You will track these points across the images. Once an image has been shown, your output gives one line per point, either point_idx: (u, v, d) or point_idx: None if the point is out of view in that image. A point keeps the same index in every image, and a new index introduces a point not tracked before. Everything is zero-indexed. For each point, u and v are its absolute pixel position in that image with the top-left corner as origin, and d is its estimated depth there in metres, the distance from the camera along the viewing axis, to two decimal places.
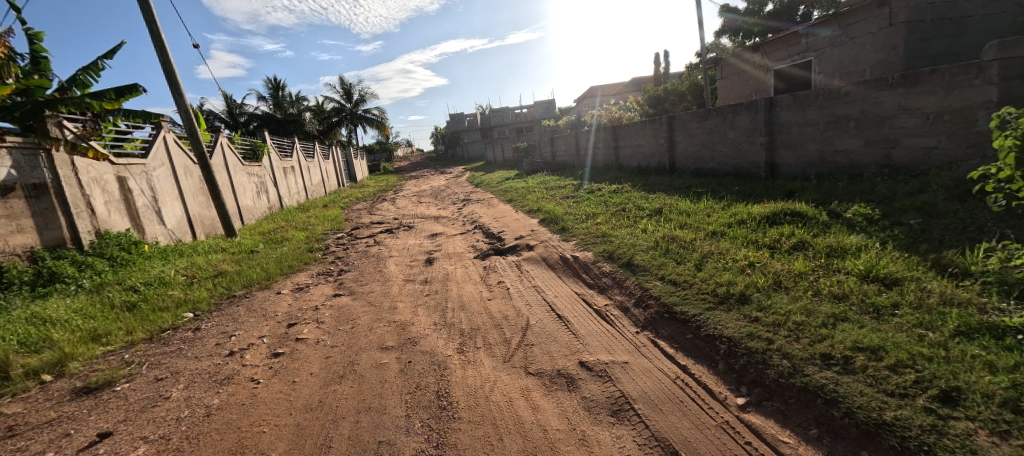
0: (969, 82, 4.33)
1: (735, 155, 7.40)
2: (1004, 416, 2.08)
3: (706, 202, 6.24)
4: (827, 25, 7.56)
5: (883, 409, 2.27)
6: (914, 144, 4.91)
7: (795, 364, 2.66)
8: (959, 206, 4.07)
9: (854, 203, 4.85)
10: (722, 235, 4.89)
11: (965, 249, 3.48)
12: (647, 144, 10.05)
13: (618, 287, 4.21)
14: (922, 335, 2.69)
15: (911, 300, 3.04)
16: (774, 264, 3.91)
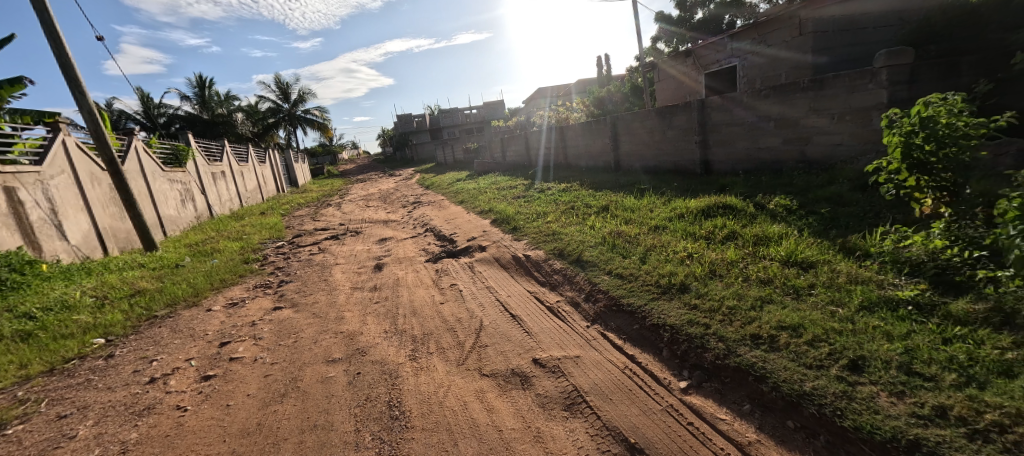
0: (865, 86, 4.87)
1: (674, 153, 7.85)
2: (900, 378, 2.39)
3: (648, 198, 6.58)
4: (748, 34, 8.21)
5: (804, 380, 2.53)
6: (824, 141, 5.45)
7: (729, 346, 2.92)
8: (861, 196, 4.58)
9: (776, 196, 5.32)
10: (664, 229, 5.20)
11: (866, 233, 3.93)
12: (593, 144, 10.43)
13: (569, 283, 4.38)
14: (834, 311, 3.04)
15: (824, 281, 3.41)
16: (709, 254, 4.23)
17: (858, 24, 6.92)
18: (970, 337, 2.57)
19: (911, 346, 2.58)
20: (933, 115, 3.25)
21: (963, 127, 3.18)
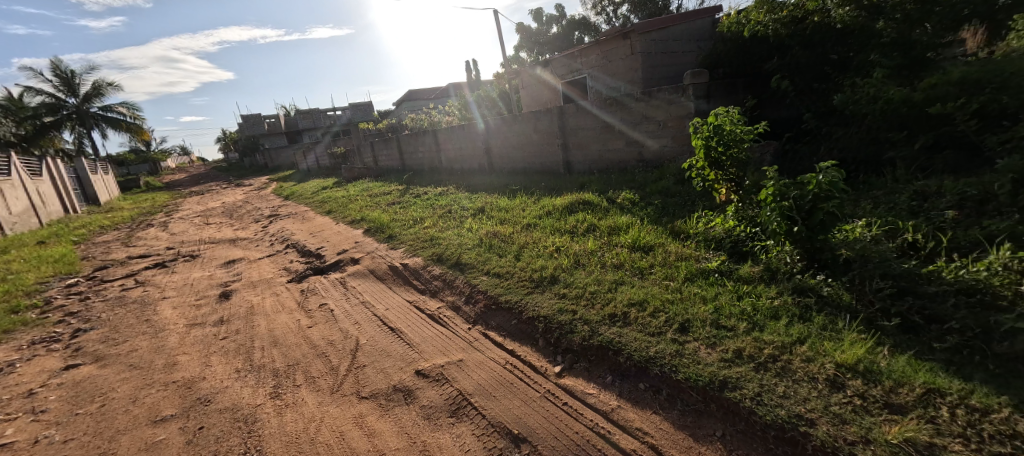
0: (679, 100, 5.95)
1: (541, 155, 8.54)
2: (715, 334, 2.98)
3: (520, 198, 7.08)
4: (591, 51, 9.32)
5: (650, 347, 3.01)
6: (655, 144, 6.49)
7: (593, 327, 3.32)
8: (683, 189, 5.60)
9: (623, 191, 6.18)
10: (534, 226, 5.69)
11: (687, 218, 4.83)
12: (467, 149, 10.75)
13: (449, 288, 4.54)
14: (667, 284, 3.69)
15: (659, 260, 4.11)
16: (574, 246, 4.78)
17: (671, 48, 8.37)
18: (753, 292, 3.33)
19: (719, 305, 3.26)
20: (723, 124, 4.17)
21: (742, 133, 4.13)
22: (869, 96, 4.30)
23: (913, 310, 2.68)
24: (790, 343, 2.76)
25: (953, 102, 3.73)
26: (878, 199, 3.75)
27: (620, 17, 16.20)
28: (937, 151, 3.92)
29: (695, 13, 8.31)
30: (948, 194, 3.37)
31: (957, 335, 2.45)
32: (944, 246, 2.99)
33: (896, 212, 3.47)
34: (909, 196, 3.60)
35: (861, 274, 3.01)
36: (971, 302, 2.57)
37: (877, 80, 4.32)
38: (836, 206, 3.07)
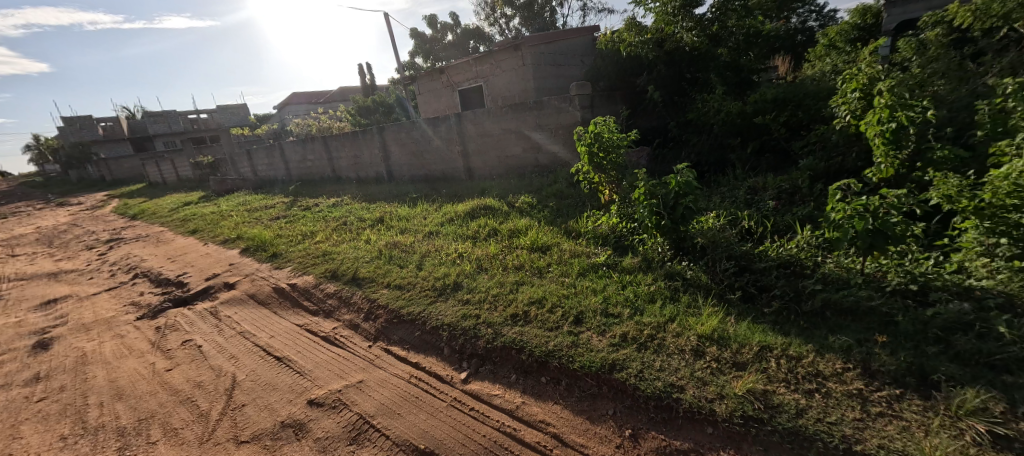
0: (567, 109, 6.46)
1: (440, 163, 8.62)
2: (604, 322, 3.19)
3: (422, 205, 7.09)
4: (485, 60, 9.62)
5: (548, 341, 3.12)
6: (548, 150, 6.95)
7: (496, 329, 3.39)
8: (574, 191, 6.07)
9: (521, 195, 6.50)
10: (437, 234, 5.74)
11: (579, 218, 5.26)
12: (363, 157, 10.40)
13: (346, 306, 4.32)
14: (563, 280, 3.90)
15: (555, 259, 4.37)
16: (476, 251, 4.92)
17: (557, 61, 9.01)
18: (635, 281, 3.66)
19: (607, 295, 3.51)
20: (601, 133, 4.64)
21: (619, 141, 4.64)
22: (714, 108, 5.12)
23: (750, 283, 3.18)
24: (664, 322, 3.06)
25: (770, 115, 4.71)
26: (724, 194, 4.45)
27: (510, 29, 16.78)
28: (763, 154, 4.89)
29: (578, 31, 9.03)
30: (771, 188, 4.15)
31: (779, 300, 2.92)
32: (768, 230, 3.63)
33: (736, 203, 4.20)
34: (745, 191, 4.34)
35: (712, 258, 3.47)
36: (786, 273, 3.12)
37: (719, 96, 5.18)
38: (691, 201, 3.58)
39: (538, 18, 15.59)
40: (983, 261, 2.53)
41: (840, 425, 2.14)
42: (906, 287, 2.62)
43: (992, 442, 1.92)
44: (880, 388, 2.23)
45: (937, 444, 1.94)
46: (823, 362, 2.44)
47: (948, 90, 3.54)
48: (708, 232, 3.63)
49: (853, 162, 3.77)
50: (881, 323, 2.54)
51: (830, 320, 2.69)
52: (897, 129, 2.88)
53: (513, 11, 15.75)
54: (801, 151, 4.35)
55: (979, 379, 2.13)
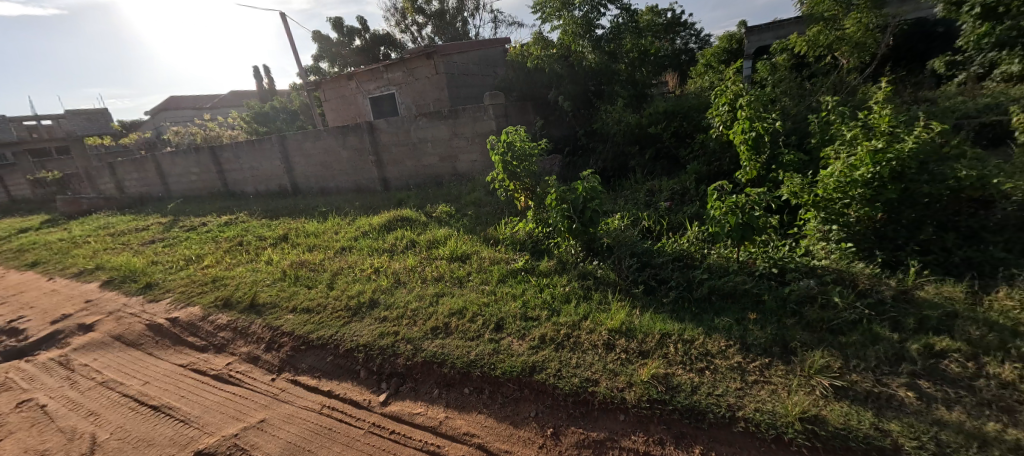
0: (482, 117, 6.62)
1: (351, 174, 8.35)
2: (524, 327, 3.12)
3: (332, 220, 6.74)
4: (396, 67, 9.51)
5: (470, 351, 2.99)
6: (466, 159, 7.05)
7: (416, 344, 3.17)
8: (492, 199, 6.22)
9: (439, 204, 6.51)
10: (350, 249, 5.50)
11: (497, 225, 5.36)
12: (265, 169, 9.59)
13: (242, 337, 3.77)
14: (483, 288, 3.81)
15: (476, 268, 4.29)
16: (393, 265, 4.70)
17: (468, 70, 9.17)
18: (552, 283, 3.64)
19: (526, 299, 3.46)
20: (513, 142, 4.72)
21: (531, 150, 4.77)
22: (615, 119, 5.63)
23: (651, 277, 3.37)
24: (579, 320, 3.07)
25: (661, 124, 5.28)
26: (627, 197, 4.85)
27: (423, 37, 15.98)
28: (657, 160, 5.40)
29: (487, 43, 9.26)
30: (665, 190, 4.63)
31: (675, 291, 3.11)
32: (664, 228, 4.01)
33: (637, 204, 4.61)
34: (644, 193, 4.78)
35: (618, 256, 3.66)
36: (680, 265, 3.38)
37: (619, 109, 5.70)
38: (597, 204, 3.80)
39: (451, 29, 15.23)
40: (823, 244, 2.97)
41: (725, 396, 2.27)
42: (771, 270, 2.95)
43: (837, 393, 2.14)
44: (755, 360, 2.42)
45: (798, 403, 2.11)
46: (711, 342, 2.61)
47: (792, 104, 4.20)
48: (615, 234, 3.97)
49: (730, 163, 4.50)
50: (751, 302, 2.83)
51: (714, 303, 2.94)
52: (755, 138, 3.37)
53: (425, 19, 15.11)
54: (688, 157, 4.94)
55: (824, 342, 2.41)
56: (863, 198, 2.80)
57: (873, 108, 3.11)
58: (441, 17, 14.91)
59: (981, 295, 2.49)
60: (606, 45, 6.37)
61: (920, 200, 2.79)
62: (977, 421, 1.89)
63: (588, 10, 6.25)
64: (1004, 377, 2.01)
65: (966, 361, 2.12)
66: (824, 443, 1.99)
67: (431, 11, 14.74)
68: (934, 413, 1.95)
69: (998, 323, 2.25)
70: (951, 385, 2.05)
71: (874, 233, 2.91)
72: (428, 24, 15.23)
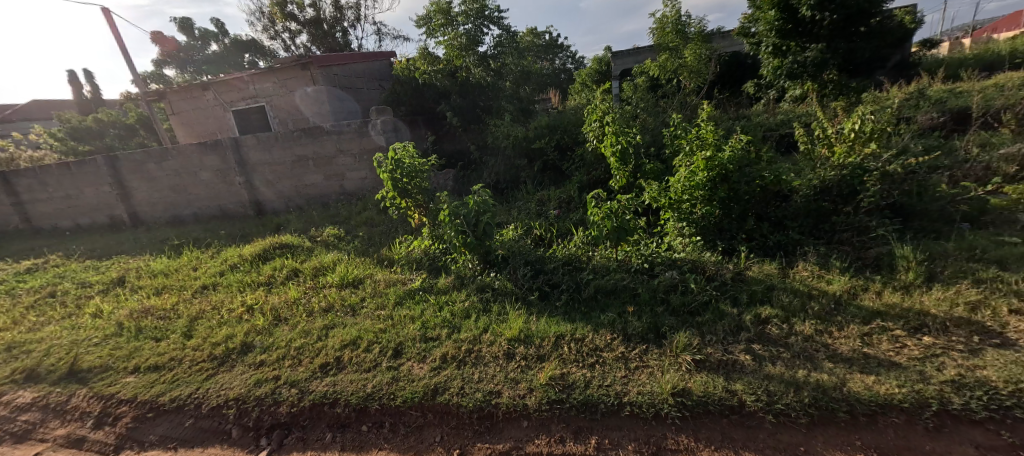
0: (370, 134, 6.42)
1: (212, 197, 7.10)
2: (424, 351, 2.90)
3: (189, 254, 5.57)
4: (266, 77, 7.86)
5: (366, 383, 2.68)
6: (354, 177, 6.71)
7: (301, 387, 2.75)
8: (385, 218, 6.04)
9: (326, 227, 6.07)
10: (213, 287, 4.54)
11: (392, 245, 4.90)
12: (84, 200, 7.58)
13: (62, 416, 2.88)
14: (379, 314, 3.46)
15: (370, 293, 3.86)
16: (271, 299, 4.00)
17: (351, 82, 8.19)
18: (450, 300, 3.51)
19: (425, 321, 3.24)
20: (402, 158, 4.22)
21: (420, 166, 4.33)
22: (504, 134, 5.92)
23: (544, 282, 3.47)
24: (478, 334, 2.99)
25: (545, 138, 5.75)
26: (520, 208, 5.11)
27: (298, 47, 14.33)
28: (545, 171, 5.80)
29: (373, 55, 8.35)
30: (553, 200, 5.01)
31: (566, 294, 3.27)
32: (553, 235, 4.27)
33: (529, 214, 4.88)
34: (536, 204, 5.07)
35: (514, 264, 3.71)
36: (569, 268, 3.55)
37: (507, 124, 6.05)
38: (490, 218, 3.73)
39: (329, 39, 14.10)
40: (680, 238, 3.45)
41: (613, 385, 2.36)
42: (643, 265, 3.32)
43: (698, 366, 2.38)
44: (635, 348, 2.61)
45: (670, 381, 2.29)
46: (598, 337, 2.75)
47: (650, 120, 4.87)
48: (509, 244, 3.98)
49: (605, 173, 4.98)
50: (629, 296, 3.12)
51: (600, 300, 3.16)
52: (621, 150, 3.81)
53: (299, 26, 13.84)
54: (571, 168, 5.39)
55: (686, 323, 2.74)
56: (704, 197, 3.34)
57: (704, 122, 3.70)
58: (317, 25, 13.79)
59: (789, 269, 3.10)
60: (489, 62, 7.03)
61: (744, 197, 3.39)
62: (792, 370, 2.24)
63: (472, 28, 6.76)
64: (806, 331, 2.48)
65: (782, 324, 2.58)
66: (693, 413, 2.16)
67: (305, 18, 13.56)
68: (764, 369, 2.27)
69: (800, 289, 2.83)
70: (774, 345, 2.44)
71: (716, 226, 3.46)
72: (303, 32, 13.96)
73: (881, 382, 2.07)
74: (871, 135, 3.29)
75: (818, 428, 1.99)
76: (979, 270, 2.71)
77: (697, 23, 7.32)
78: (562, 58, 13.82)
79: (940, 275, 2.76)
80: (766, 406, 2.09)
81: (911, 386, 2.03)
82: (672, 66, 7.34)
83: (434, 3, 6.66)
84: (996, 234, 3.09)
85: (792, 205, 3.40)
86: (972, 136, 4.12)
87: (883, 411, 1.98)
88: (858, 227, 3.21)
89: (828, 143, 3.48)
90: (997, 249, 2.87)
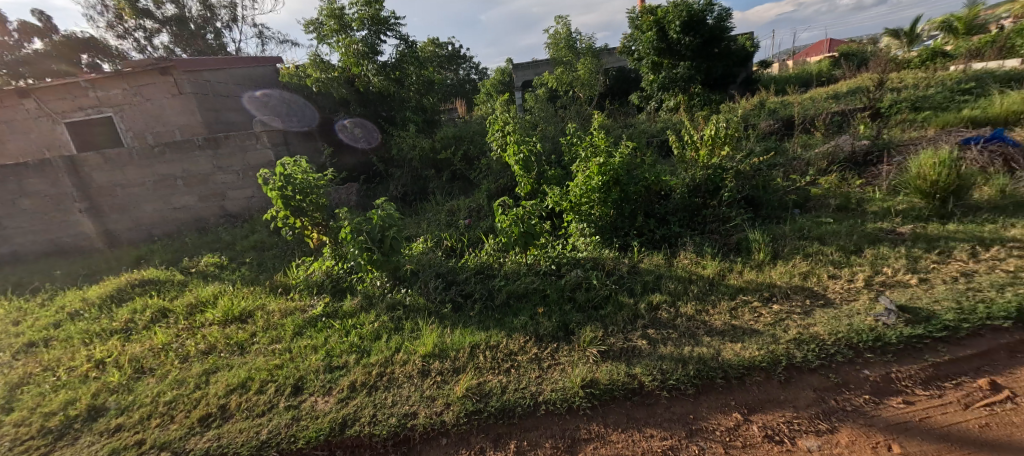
0: (255, 146, 5.76)
1: (45, 230, 5.51)
2: (327, 380, 2.67)
3: (8, 303, 4.18)
4: (112, 82, 6.42)
5: (260, 429, 2.39)
6: (237, 196, 5.84)
7: (175, 448, 2.34)
8: (278, 239, 5.12)
9: (202, 256, 4.85)
10: (47, 343, 3.45)
11: (287, 269, 4.25)
12: None
13: None
14: (274, 348, 3.06)
15: (262, 325, 3.35)
16: (130, 349, 3.21)
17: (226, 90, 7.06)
18: (359, 323, 3.25)
19: (329, 348, 2.97)
20: (292, 173, 3.66)
21: (314, 180, 3.81)
22: (410, 144, 5.99)
23: (457, 294, 3.44)
24: (390, 355, 2.83)
25: (450, 148, 5.97)
26: (430, 219, 5.10)
27: (156, 47, 12.57)
28: (454, 181, 5.93)
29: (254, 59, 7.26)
30: (463, 209, 5.07)
31: (479, 303, 3.28)
32: (465, 245, 4.29)
33: (439, 225, 4.89)
34: (446, 214, 5.11)
35: (424, 278, 3.59)
36: (481, 277, 3.60)
37: (412, 135, 6.08)
38: (397, 231, 3.55)
39: (197, 40, 12.73)
40: (582, 238, 3.71)
41: (528, 387, 2.44)
42: (550, 267, 3.50)
43: (603, 357, 2.59)
44: (547, 347, 2.74)
45: (580, 374, 2.45)
46: (512, 342, 2.82)
47: (550, 129, 5.19)
48: (418, 259, 3.86)
49: (509, 180, 5.24)
50: (539, 298, 3.26)
51: (512, 305, 3.24)
52: (524, 159, 3.99)
53: (155, 25, 12.10)
54: (479, 176, 5.59)
55: (591, 318, 2.96)
56: (600, 200, 3.67)
57: (595, 130, 4.06)
58: (181, 24, 12.28)
59: (673, 259, 3.49)
60: (391, 71, 6.66)
61: (633, 197, 3.80)
62: (679, 348, 2.56)
63: (368, 35, 6.49)
64: (688, 312, 2.85)
65: (670, 308, 2.92)
66: (602, 400, 2.32)
67: (164, 15, 11.94)
68: (658, 350, 2.56)
69: (682, 275, 3.23)
70: (664, 327, 2.75)
71: (612, 224, 3.78)
72: (162, 30, 12.27)
73: (745, 347, 2.46)
74: (724, 140, 3.90)
75: (703, 396, 2.27)
76: (807, 246, 3.31)
77: (585, 41, 8.88)
78: (466, 69, 14.23)
79: (782, 253, 3.32)
80: (661, 384, 2.35)
81: (767, 347, 2.43)
82: (568, 79, 8.14)
83: (325, 7, 6.31)
84: (817, 216, 3.81)
85: (672, 203, 3.86)
86: (796, 138, 5.05)
87: (749, 372, 2.33)
88: (723, 218, 3.76)
89: (695, 148, 4.05)
90: (818, 229, 3.55)
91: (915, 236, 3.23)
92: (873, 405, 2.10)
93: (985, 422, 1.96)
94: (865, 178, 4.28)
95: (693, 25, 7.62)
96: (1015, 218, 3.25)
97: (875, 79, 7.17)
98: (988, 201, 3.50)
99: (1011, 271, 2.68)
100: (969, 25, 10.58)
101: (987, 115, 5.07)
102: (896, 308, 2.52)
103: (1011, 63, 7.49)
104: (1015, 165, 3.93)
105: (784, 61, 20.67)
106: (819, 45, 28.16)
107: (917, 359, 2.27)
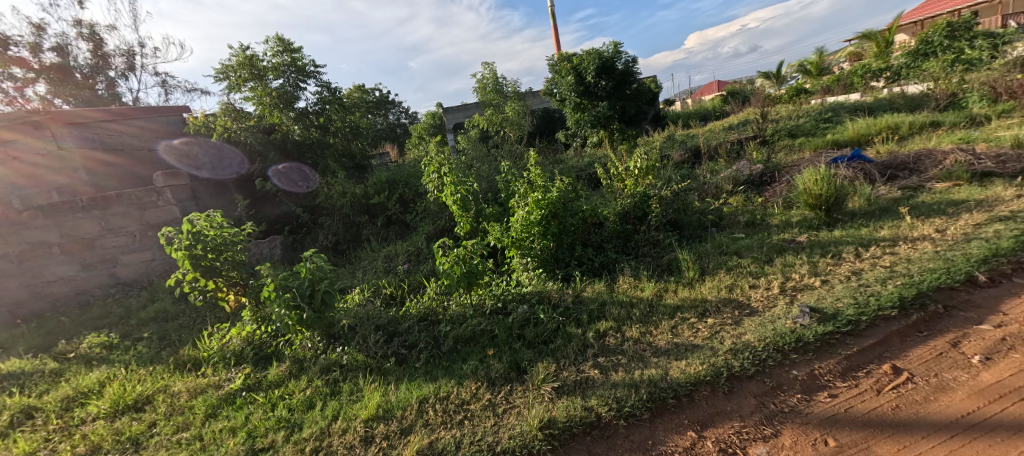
0: (154, 204, 5.44)
1: None
2: None
3: None
4: None
5: None
6: (131, 259, 5.35)
7: None
8: (185, 306, 4.54)
9: (84, 336, 4.12)
10: None
11: (196, 341, 3.74)
12: None
13: None
14: (181, 438, 2.63)
15: (163, 411, 2.88)
16: None
17: (119, 142, 6.01)
18: (287, 392, 2.92)
19: (252, 428, 2.61)
20: (202, 230, 3.31)
21: (230, 235, 3.48)
22: (339, 191, 5.71)
23: (400, 346, 3.22)
24: (327, 424, 2.56)
25: (383, 193, 5.79)
26: (365, 268, 4.87)
27: (30, 99, 10.92)
28: (389, 225, 5.80)
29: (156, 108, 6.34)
30: (401, 254, 4.92)
31: (424, 352, 3.10)
32: (405, 291, 4.08)
33: (377, 273, 4.67)
34: (382, 262, 4.90)
35: (363, 333, 3.32)
36: (425, 324, 3.43)
37: (341, 182, 5.87)
38: (329, 284, 3.29)
39: (84, 91, 11.38)
40: (526, 273, 3.73)
41: (484, 438, 2.31)
42: (496, 306, 3.43)
43: (557, 393, 2.55)
44: (501, 391, 2.64)
45: (537, 415, 2.37)
46: (463, 390, 2.69)
47: (484, 169, 5.28)
48: (355, 312, 3.60)
49: (447, 221, 5.20)
50: (487, 339, 3.17)
51: (460, 351, 3.12)
52: (461, 198, 3.99)
53: (29, 74, 10.49)
54: (415, 219, 5.51)
55: (542, 353, 2.92)
56: (539, 233, 3.74)
57: (529, 167, 4.21)
58: (64, 74, 10.91)
59: (613, 285, 3.61)
60: (312, 118, 6.58)
61: (571, 229, 3.98)
62: (630, 372, 2.61)
63: (286, 83, 6.32)
64: (633, 336, 2.93)
65: (617, 333, 2.99)
66: (562, 440, 2.27)
67: (42, 64, 10.54)
68: (610, 378, 2.58)
69: (623, 300, 3.34)
70: (614, 354, 2.80)
71: (552, 257, 3.86)
72: (38, 81, 10.64)
73: (689, 364, 2.57)
74: (645, 170, 4.24)
75: (658, 419, 2.32)
76: (728, 261, 3.63)
77: (511, 85, 9.34)
78: (395, 113, 14.77)
79: (708, 268, 3.59)
80: (618, 413, 2.35)
81: (708, 361, 2.56)
82: (497, 120, 8.47)
83: (234, 57, 6.04)
84: (731, 233, 4.20)
85: (606, 230, 4.09)
86: (705, 166, 5.62)
87: (696, 388, 2.43)
88: (653, 241, 4.05)
89: (620, 178, 4.36)
90: (734, 244, 3.92)
91: (812, 243, 3.67)
92: (806, 403, 2.27)
93: (896, 403, 2.19)
94: (764, 196, 4.84)
95: (605, 69, 8.35)
96: (882, 220, 3.84)
97: (758, 112, 8.25)
98: (860, 209, 4.12)
99: (888, 266, 3.12)
100: (820, 67, 12.65)
101: (846, 138, 6.03)
102: (809, 309, 2.80)
103: (854, 96, 9.05)
104: (874, 177, 4.67)
105: (682, 100, 23.14)
106: (710, 87, 31.69)
107: (832, 354, 2.52)
